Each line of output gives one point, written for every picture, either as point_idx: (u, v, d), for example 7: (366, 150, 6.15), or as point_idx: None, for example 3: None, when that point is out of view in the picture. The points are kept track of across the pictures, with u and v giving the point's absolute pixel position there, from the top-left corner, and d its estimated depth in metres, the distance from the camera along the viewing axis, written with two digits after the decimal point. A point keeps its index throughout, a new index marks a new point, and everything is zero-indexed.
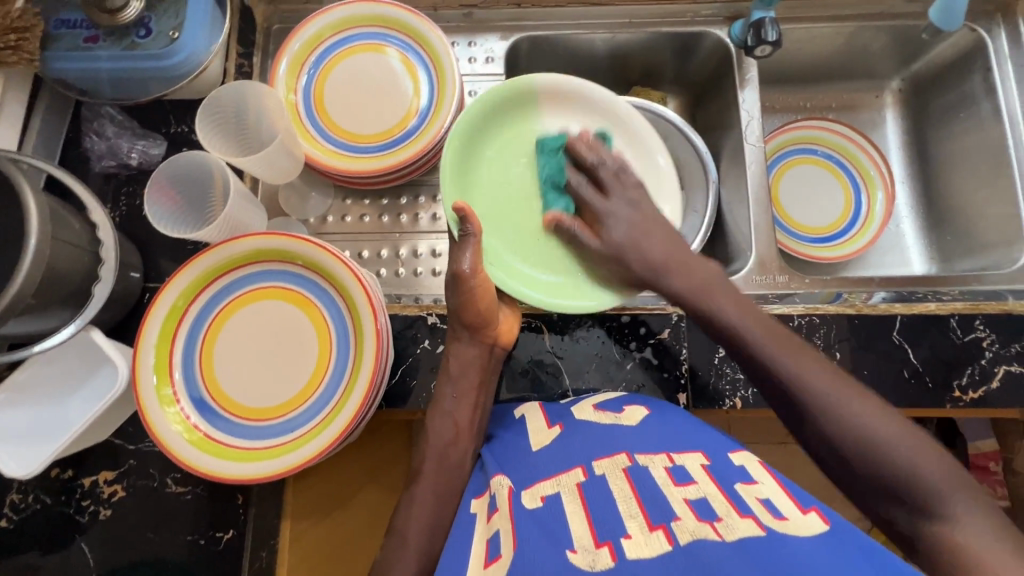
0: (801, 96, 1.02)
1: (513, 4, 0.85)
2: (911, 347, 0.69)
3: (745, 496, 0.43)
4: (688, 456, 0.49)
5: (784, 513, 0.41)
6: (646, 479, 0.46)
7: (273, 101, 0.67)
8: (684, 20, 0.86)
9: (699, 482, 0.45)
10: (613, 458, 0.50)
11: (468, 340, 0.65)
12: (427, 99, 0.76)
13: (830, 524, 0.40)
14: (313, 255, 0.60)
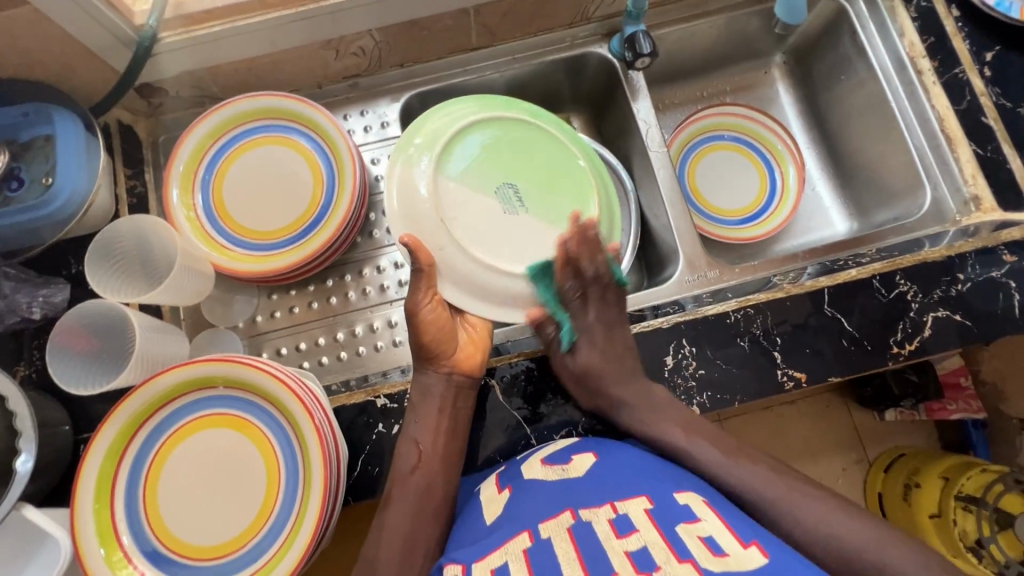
0: (699, 87, 1.05)
1: (398, 64, 0.85)
2: (844, 316, 0.71)
3: (686, 536, 0.46)
4: (632, 502, 0.51)
5: (725, 549, 0.44)
6: (590, 533, 0.48)
7: (168, 234, 0.66)
8: (565, 46, 0.88)
9: (641, 530, 0.47)
10: (558, 518, 0.51)
11: (425, 368, 0.66)
12: (329, 176, 0.76)
13: (769, 557, 0.44)
14: (236, 373, 0.59)
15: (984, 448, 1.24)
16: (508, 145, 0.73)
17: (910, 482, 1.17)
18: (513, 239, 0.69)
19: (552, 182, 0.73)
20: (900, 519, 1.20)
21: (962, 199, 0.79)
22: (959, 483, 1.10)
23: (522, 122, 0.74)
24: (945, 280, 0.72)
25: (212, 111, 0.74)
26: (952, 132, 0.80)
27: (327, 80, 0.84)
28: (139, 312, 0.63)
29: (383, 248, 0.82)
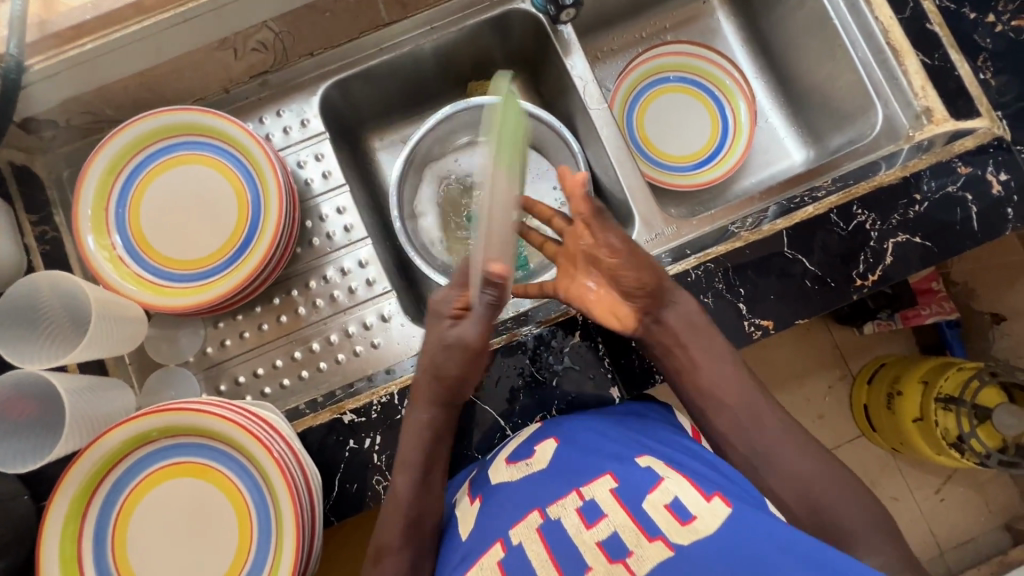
0: (636, 29, 1.00)
1: (307, 54, 0.78)
2: (804, 256, 0.69)
3: (652, 510, 0.50)
4: (598, 485, 0.54)
5: (691, 512, 0.49)
6: (560, 530, 0.51)
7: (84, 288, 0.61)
8: (485, 6, 0.81)
9: (609, 514, 0.51)
10: (527, 519, 0.53)
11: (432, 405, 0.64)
12: (253, 188, 0.71)
13: (731, 506, 0.49)
14: (173, 422, 0.56)
15: (960, 347, 1.26)
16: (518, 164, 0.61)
17: (893, 391, 1.21)
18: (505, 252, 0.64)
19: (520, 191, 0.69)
20: (886, 425, 1.23)
21: (914, 113, 0.76)
22: (937, 386, 1.12)
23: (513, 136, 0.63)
24: (902, 203, 0.70)
25: (108, 137, 0.67)
26: (898, 44, 0.76)
27: (233, 83, 0.77)
28: (60, 375, 0.59)
29: (328, 256, 0.77)
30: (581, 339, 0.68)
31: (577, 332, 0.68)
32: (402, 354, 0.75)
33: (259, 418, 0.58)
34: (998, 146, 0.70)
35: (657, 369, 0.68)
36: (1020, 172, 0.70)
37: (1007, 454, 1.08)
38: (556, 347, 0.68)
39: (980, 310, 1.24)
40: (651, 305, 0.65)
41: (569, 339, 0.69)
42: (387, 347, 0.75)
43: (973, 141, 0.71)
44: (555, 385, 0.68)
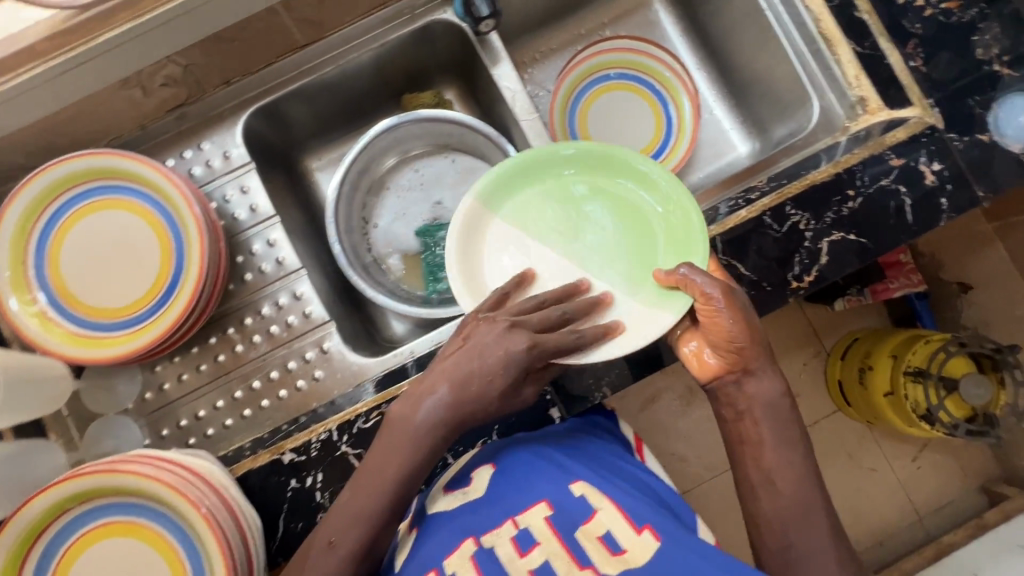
0: (574, 27, 0.97)
1: (224, 82, 0.76)
2: (738, 262, 0.68)
3: (585, 541, 0.50)
4: (533, 512, 0.54)
5: (622, 545, 0.50)
6: (492, 559, 0.50)
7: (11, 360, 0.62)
8: (405, 19, 0.79)
9: (542, 543, 0.51)
10: (460, 550, 0.52)
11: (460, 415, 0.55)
12: (173, 227, 0.69)
13: (659, 541, 0.49)
14: (87, 485, 0.56)
15: (928, 316, 1.26)
16: (625, 229, 0.70)
17: (865, 365, 1.22)
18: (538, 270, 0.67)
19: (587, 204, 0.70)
20: (858, 397, 1.24)
21: (849, 103, 0.75)
22: (906, 359, 1.13)
23: (646, 198, 0.70)
24: (835, 200, 0.69)
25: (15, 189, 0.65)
26: (829, 33, 0.74)
27: (149, 119, 0.75)
28: None
29: (262, 290, 0.75)
30: None
31: None
32: (345, 385, 0.73)
33: (189, 470, 0.59)
34: (931, 135, 0.69)
35: (597, 389, 0.69)
36: (952, 161, 0.69)
37: (975, 424, 1.09)
38: None
39: (946, 280, 1.25)
40: (745, 366, 0.59)
41: None
42: (329, 379, 0.74)
43: (905, 132, 0.69)
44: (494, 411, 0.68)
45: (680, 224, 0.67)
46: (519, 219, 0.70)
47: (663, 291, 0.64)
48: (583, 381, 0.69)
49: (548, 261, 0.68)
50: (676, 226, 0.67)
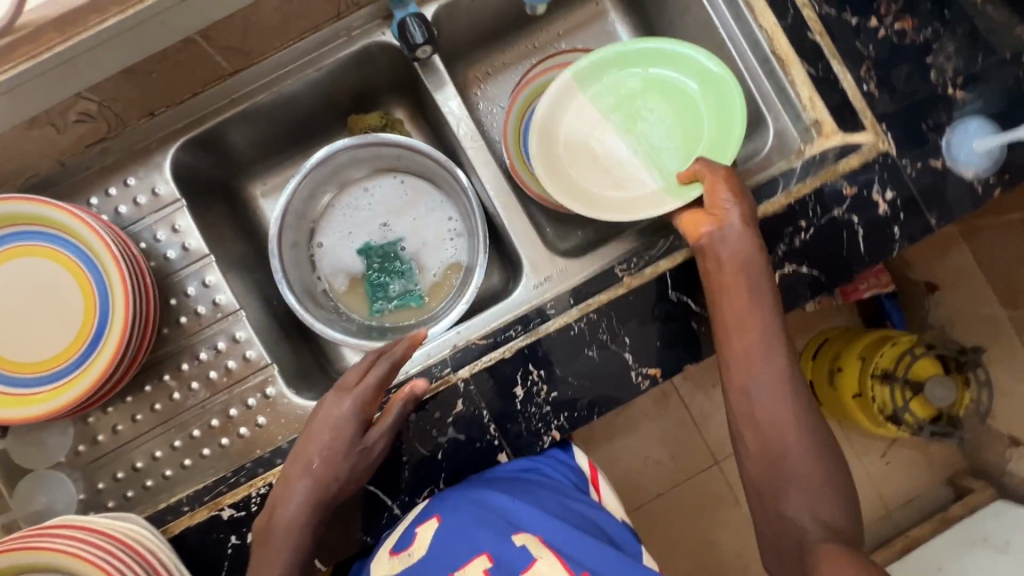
0: (526, 40, 0.92)
1: (148, 114, 0.71)
2: (689, 298, 0.66)
3: None
4: (473, 566, 0.54)
5: None
6: None
7: None
8: (342, 42, 0.75)
9: None
10: None
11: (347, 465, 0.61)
12: (93, 274, 0.65)
13: None
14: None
15: (898, 314, 1.26)
16: (678, 121, 0.77)
17: (835, 367, 1.22)
18: (589, 161, 0.77)
19: (632, 99, 0.78)
20: (829, 397, 1.24)
21: (803, 125, 0.72)
22: (874, 361, 1.12)
23: (692, 90, 0.76)
24: (788, 231, 0.67)
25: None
26: (782, 53, 0.72)
27: (68, 155, 0.69)
28: None
29: (198, 333, 0.72)
30: (464, 407, 0.65)
31: (459, 400, 0.65)
32: (289, 431, 0.70)
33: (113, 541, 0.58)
34: (884, 162, 0.67)
35: (546, 432, 0.65)
36: (905, 188, 0.67)
37: (941, 424, 1.09)
38: (439, 418, 0.65)
39: (915, 279, 1.26)
40: (728, 220, 0.62)
41: (452, 406, 0.65)
42: (272, 425, 0.71)
43: (858, 159, 0.68)
44: (441, 458, 0.65)
45: (719, 114, 0.74)
46: (601, 97, 0.78)
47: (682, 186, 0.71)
48: (530, 426, 0.65)
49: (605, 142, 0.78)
50: (722, 122, 0.73)
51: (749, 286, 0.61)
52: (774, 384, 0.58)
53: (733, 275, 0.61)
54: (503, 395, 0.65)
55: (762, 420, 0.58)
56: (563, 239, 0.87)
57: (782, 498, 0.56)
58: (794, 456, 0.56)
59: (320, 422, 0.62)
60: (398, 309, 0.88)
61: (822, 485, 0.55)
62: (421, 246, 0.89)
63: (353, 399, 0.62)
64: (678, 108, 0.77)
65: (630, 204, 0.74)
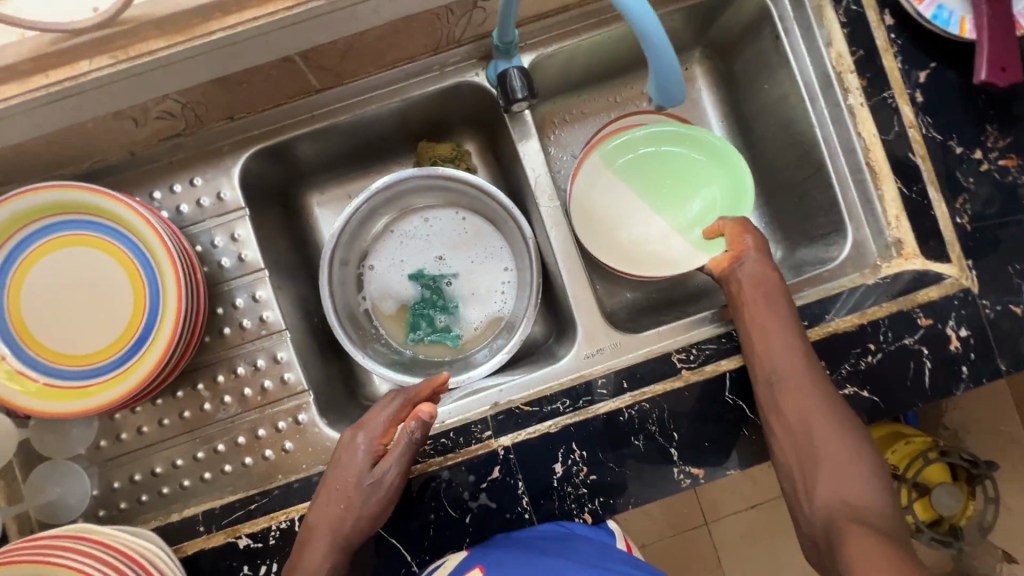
0: (609, 93, 0.88)
1: (226, 117, 0.70)
2: (744, 403, 0.65)
3: None
4: None
5: None
6: None
7: None
8: (434, 75, 0.73)
9: None
10: None
11: (359, 507, 0.60)
12: (148, 277, 0.63)
13: None
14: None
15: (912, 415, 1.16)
16: (688, 184, 0.83)
17: None
18: (621, 220, 0.82)
19: (647, 169, 0.84)
20: None
21: (885, 242, 0.71)
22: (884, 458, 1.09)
23: (697, 157, 0.83)
24: (855, 352, 0.66)
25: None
26: (877, 166, 0.71)
27: (139, 146, 0.68)
28: None
29: (239, 348, 0.71)
30: (500, 475, 0.64)
31: (496, 467, 0.64)
32: (314, 462, 0.69)
33: (138, 556, 0.57)
34: (964, 298, 0.66)
35: (579, 513, 0.64)
36: (981, 330, 0.66)
37: (940, 532, 1.06)
38: (473, 482, 0.64)
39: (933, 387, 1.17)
40: (743, 249, 0.71)
41: (489, 472, 0.64)
42: (299, 452, 0.70)
43: (938, 291, 0.66)
44: (468, 523, 0.63)
45: (729, 185, 0.81)
46: (619, 167, 0.84)
47: (704, 242, 0.79)
48: (563, 505, 0.64)
49: (626, 198, 0.83)
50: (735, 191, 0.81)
51: (770, 301, 0.66)
52: (799, 383, 0.61)
53: (754, 292, 0.67)
54: (542, 470, 0.64)
55: (790, 410, 0.60)
56: (610, 298, 0.86)
57: (811, 482, 0.58)
58: (822, 444, 0.58)
59: (337, 461, 0.63)
60: (433, 342, 0.87)
61: (850, 472, 0.57)
62: (472, 286, 0.88)
63: (365, 438, 0.62)
64: (688, 177, 0.83)
65: (655, 259, 0.80)
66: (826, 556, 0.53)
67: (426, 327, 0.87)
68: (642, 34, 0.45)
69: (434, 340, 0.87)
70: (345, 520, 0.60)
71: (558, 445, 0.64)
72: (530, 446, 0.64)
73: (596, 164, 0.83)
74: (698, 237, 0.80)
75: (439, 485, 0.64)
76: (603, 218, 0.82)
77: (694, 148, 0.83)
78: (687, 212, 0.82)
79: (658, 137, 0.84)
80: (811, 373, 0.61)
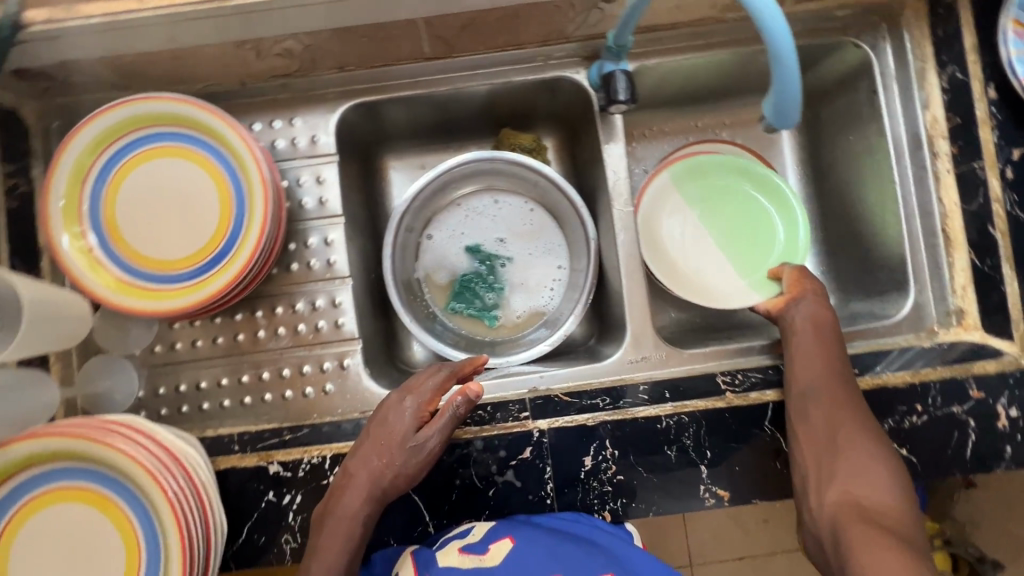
0: (693, 116, 0.90)
1: (335, 68, 0.73)
2: (781, 436, 0.66)
3: None
4: None
5: None
6: None
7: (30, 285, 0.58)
8: (537, 65, 0.76)
9: None
10: None
11: (399, 466, 0.62)
12: (238, 199, 0.67)
13: None
14: (50, 445, 0.54)
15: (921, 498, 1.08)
16: (751, 222, 0.85)
17: None
18: (680, 241, 0.84)
19: (714, 198, 0.86)
20: None
21: (945, 309, 0.72)
22: None
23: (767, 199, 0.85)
24: (900, 409, 0.66)
25: (114, 105, 0.63)
26: (952, 234, 0.72)
27: (251, 79, 0.72)
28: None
29: (301, 285, 0.73)
30: (530, 456, 0.65)
31: (528, 447, 0.65)
32: (349, 409, 0.71)
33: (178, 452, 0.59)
34: (1019, 378, 0.66)
35: (599, 509, 0.65)
36: None
37: None
38: (503, 457, 0.65)
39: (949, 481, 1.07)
40: (802, 289, 0.72)
41: (520, 451, 0.65)
42: (337, 396, 0.71)
43: (995, 366, 0.66)
44: (490, 496, 0.65)
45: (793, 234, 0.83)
46: (688, 190, 0.86)
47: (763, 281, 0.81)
48: (585, 498, 0.65)
49: (689, 221, 0.85)
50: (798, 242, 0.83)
51: (820, 328, 0.67)
52: (833, 398, 0.62)
53: (803, 319, 0.68)
54: (572, 460, 0.65)
55: (818, 421, 0.61)
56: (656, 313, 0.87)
57: (825, 482, 0.58)
58: (846, 453, 0.58)
59: (381, 419, 0.64)
60: (471, 317, 0.89)
61: (868, 479, 0.56)
62: (524, 274, 0.89)
63: (413, 402, 0.64)
64: (754, 215, 0.85)
65: (705, 287, 0.82)
66: (831, 556, 0.53)
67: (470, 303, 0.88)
68: (775, 54, 0.47)
69: (474, 315, 0.88)
70: (385, 475, 0.61)
71: (592, 439, 0.65)
72: (565, 434, 0.65)
73: (666, 182, 0.85)
74: (750, 279, 0.82)
75: (470, 453, 0.65)
76: (662, 236, 0.84)
77: (767, 190, 0.85)
78: (747, 248, 0.84)
79: (731, 167, 0.86)
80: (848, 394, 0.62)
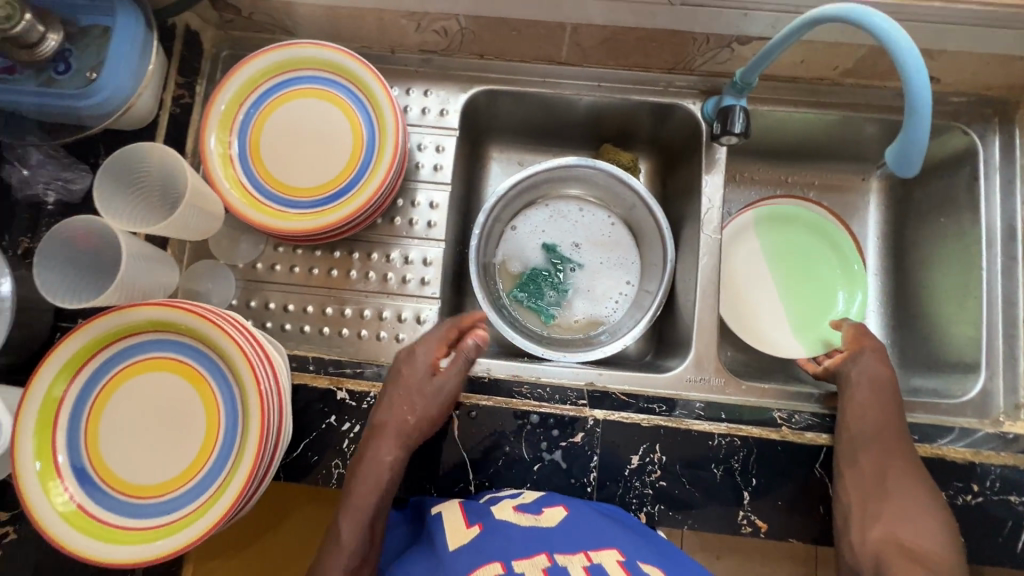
0: (785, 170, 0.93)
1: (475, 54, 0.81)
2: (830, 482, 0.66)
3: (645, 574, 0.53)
4: (605, 553, 0.54)
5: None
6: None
7: (177, 164, 0.65)
8: (657, 89, 0.82)
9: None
10: (532, 559, 0.53)
11: (421, 412, 0.65)
12: (369, 148, 0.73)
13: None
14: (166, 314, 0.59)
15: None
16: (819, 278, 0.87)
17: None
18: (748, 280, 0.87)
19: (790, 246, 0.88)
20: None
21: (1014, 401, 0.72)
22: None
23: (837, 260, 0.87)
24: (957, 484, 0.65)
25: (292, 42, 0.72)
26: None
27: (400, 49, 0.80)
28: (130, 239, 0.63)
29: (399, 238, 0.79)
30: (580, 442, 0.67)
31: (580, 433, 0.67)
32: None
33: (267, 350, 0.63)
34: None
35: (636, 510, 0.66)
36: None
37: None
38: (554, 437, 0.67)
39: None
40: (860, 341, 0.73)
41: (572, 434, 0.67)
42: None
43: None
44: (534, 470, 0.67)
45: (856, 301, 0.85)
46: (768, 234, 0.89)
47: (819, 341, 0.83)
48: (625, 495, 0.66)
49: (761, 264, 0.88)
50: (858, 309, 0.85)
51: (875, 382, 0.68)
52: (883, 446, 0.64)
53: (861, 372, 0.69)
54: (620, 455, 0.67)
55: (867, 465, 0.63)
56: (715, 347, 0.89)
57: (869, 518, 0.60)
58: (892, 495, 0.61)
59: (399, 370, 0.67)
60: (530, 309, 0.92)
61: (909, 519, 0.59)
62: (592, 281, 0.93)
63: (425, 351, 0.68)
64: (822, 273, 0.87)
65: (763, 329, 0.84)
66: None
67: (531, 295, 0.92)
68: (912, 106, 0.55)
69: (532, 308, 0.91)
70: (410, 421, 0.64)
71: (644, 439, 0.67)
72: (619, 428, 0.67)
73: (748, 222, 0.88)
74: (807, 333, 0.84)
75: (523, 425, 0.68)
76: (732, 272, 0.87)
77: (840, 250, 0.87)
78: (810, 304, 0.86)
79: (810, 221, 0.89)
80: (897, 445, 0.64)
